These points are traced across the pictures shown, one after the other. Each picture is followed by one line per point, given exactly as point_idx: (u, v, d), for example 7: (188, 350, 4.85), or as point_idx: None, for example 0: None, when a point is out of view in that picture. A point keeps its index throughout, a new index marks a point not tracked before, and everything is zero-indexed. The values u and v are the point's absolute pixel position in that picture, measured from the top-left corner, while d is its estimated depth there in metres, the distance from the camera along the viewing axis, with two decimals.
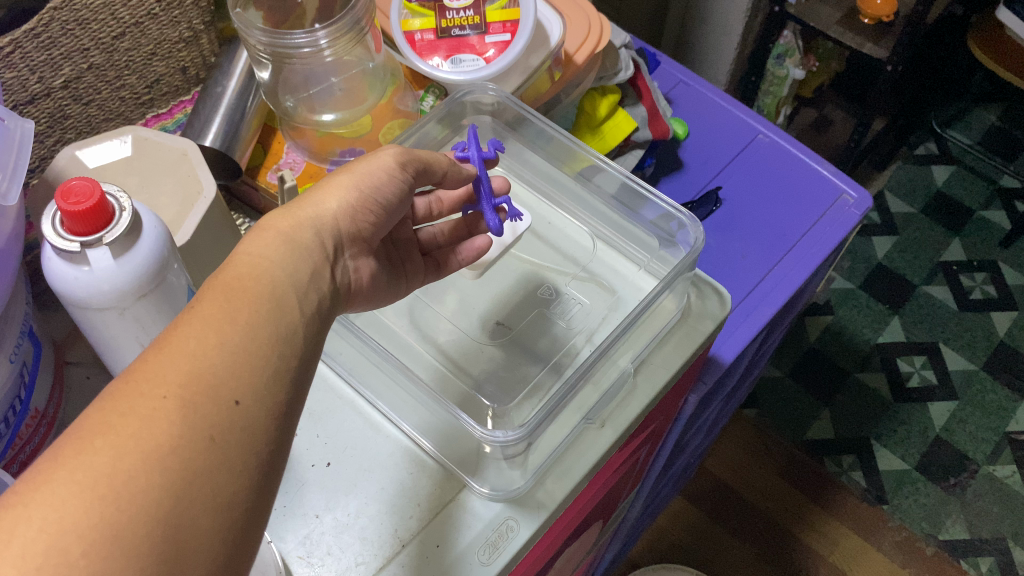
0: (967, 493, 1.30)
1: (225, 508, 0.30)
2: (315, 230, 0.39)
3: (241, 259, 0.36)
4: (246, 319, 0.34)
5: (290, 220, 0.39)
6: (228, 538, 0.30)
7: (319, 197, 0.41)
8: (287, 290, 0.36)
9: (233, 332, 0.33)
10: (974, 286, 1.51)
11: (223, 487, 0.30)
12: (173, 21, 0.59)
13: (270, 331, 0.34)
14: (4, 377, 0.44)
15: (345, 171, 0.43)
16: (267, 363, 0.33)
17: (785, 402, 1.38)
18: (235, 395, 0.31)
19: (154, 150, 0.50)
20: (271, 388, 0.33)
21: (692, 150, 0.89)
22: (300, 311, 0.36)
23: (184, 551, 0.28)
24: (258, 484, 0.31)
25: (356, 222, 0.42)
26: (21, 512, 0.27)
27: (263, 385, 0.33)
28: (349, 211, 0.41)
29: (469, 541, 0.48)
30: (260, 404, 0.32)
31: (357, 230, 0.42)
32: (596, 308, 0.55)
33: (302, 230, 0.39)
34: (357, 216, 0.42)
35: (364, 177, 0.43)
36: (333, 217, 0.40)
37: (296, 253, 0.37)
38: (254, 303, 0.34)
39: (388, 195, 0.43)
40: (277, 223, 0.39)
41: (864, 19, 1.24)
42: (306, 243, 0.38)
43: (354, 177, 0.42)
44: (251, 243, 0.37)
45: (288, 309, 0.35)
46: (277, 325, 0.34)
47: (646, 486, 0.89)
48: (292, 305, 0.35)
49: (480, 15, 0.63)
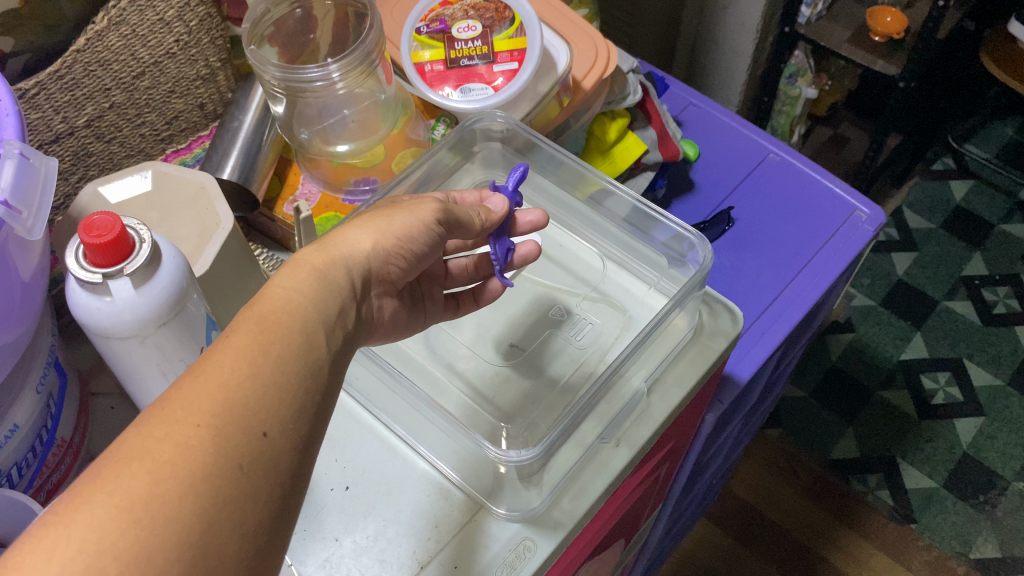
0: (997, 511, 1.28)
1: (250, 535, 0.31)
2: (347, 269, 0.41)
3: (273, 292, 0.37)
4: (278, 353, 0.34)
5: (325, 258, 0.40)
6: (251, 565, 0.31)
7: (354, 234, 0.42)
8: (317, 326, 0.37)
9: (265, 364, 0.34)
10: (997, 300, 1.49)
11: (249, 516, 0.31)
12: (190, 59, 0.61)
13: (299, 366, 0.35)
14: (30, 408, 0.45)
15: (386, 214, 0.44)
16: (294, 396, 0.34)
17: (808, 420, 1.38)
18: (263, 426, 0.32)
19: (173, 184, 0.50)
20: (296, 421, 0.34)
21: (703, 171, 0.90)
22: (327, 346, 0.37)
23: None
24: (280, 510, 0.32)
25: (386, 264, 0.43)
26: (60, 532, 0.28)
27: (291, 416, 0.34)
28: (381, 254, 0.43)
29: (487, 561, 0.48)
30: (287, 435, 0.33)
31: (386, 272, 0.43)
32: (608, 328, 0.56)
33: (335, 268, 0.40)
34: (388, 260, 0.43)
35: (402, 225, 0.44)
36: (365, 258, 0.42)
37: (326, 291, 0.38)
38: (286, 337, 0.35)
39: (422, 245, 0.45)
40: (312, 257, 0.40)
41: (875, 37, 1.27)
42: (336, 281, 0.39)
43: (391, 221, 0.44)
44: (285, 277, 0.38)
45: (317, 345, 0.36)
46: (305, 360, 0.35)
47: (668, 507, 0.89)
48: (321, 342, 0.37)
49: (488, 46, 0.65)
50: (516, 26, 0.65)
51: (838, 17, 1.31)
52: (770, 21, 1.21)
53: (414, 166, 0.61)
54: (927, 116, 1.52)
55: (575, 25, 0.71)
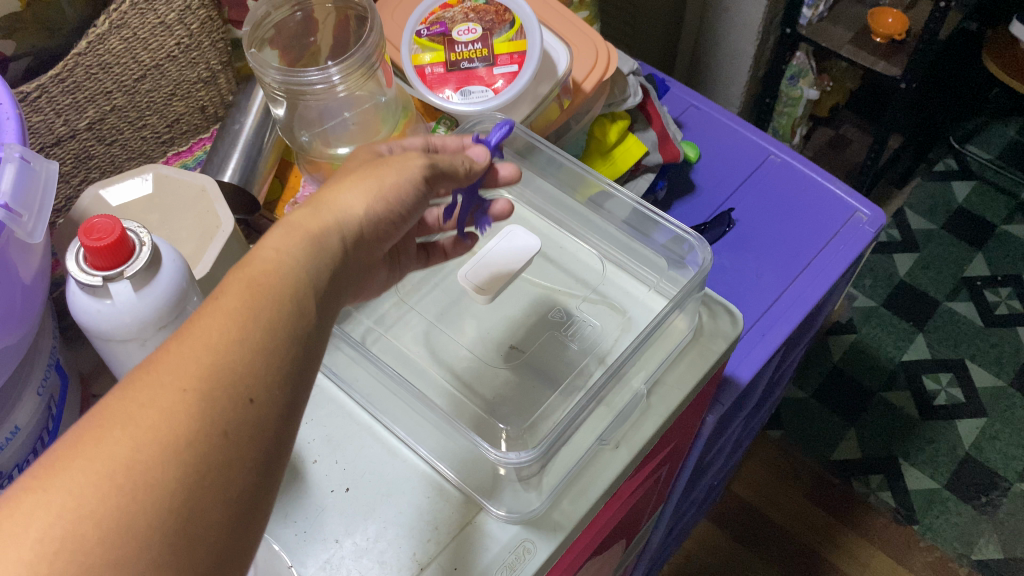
0: (999, 512, 1.28)
1: (233, 504, 0.30)
2: (340, 233, 0.38)
3: (265, 252, 0.35)
4: (268, 317, 0.33)
5: (317, 220, 0.38)
6: (234, 533, 0.30)
7: (344, 195, 0.40)
8: (308, 290, 0.35)
9: (254, 328, 0.32)
10: (999, 301, 1.49)
11: (232, 485, 0.30)
12: (191, 62, 0.61)
13: (288, 331, 0.33)
14: (31, 410, 0.45)
15: (374, 172, 0.42)
16: (281, 360, 0.33)
17: (810, 421, 1.38)
18: (250, 392, 0.31)
19: (174, 187, 0.51)
20: (284, 387, 0.32)
21: (703, 173, 0.90)
22: (316, 310, 0.35)
23: (190, 546, 0.28)
24: (263, 478, 0.31)
25: (379, 225, 0.41)
26: (40, 497, 0.27)
27: (278, 382, 0.32)
28: (374, 217, 0.40)
29: (487, 563, 0.48)
30: (273, 402, 0.32)
31: (377, 233, 0.41)
32: (608, 330, 0.56)
33: (328, 231, 0.38)
34: (380, 222, 0.41)
35: (393, 186, 0.42)
36: (357, 220, 0.40)
37: (318, 253, 0.36)
38: (276, 302, 0.33)
39: (412, 204, 0.43)
40: (304, 218, 0.38)
41: (876, 38, 1.27)
42: (328, 243, 0.37)
43: (381, 178, 0.42)
44: (276, 238, 0.36)
45: (307, 309, 0.35)
46: (294, 324, 0.34)
47: (668, 508, 0.89)
48: (311, 307, 0.35)
49: (488, 48, 0.65)
50: (516, 29, 0.65)
51: (839, 18, 1.31)
52: (771, 23, 1.21)
53: None
54: (928, 116, 1.52)
55: (575, 27, 0.71)
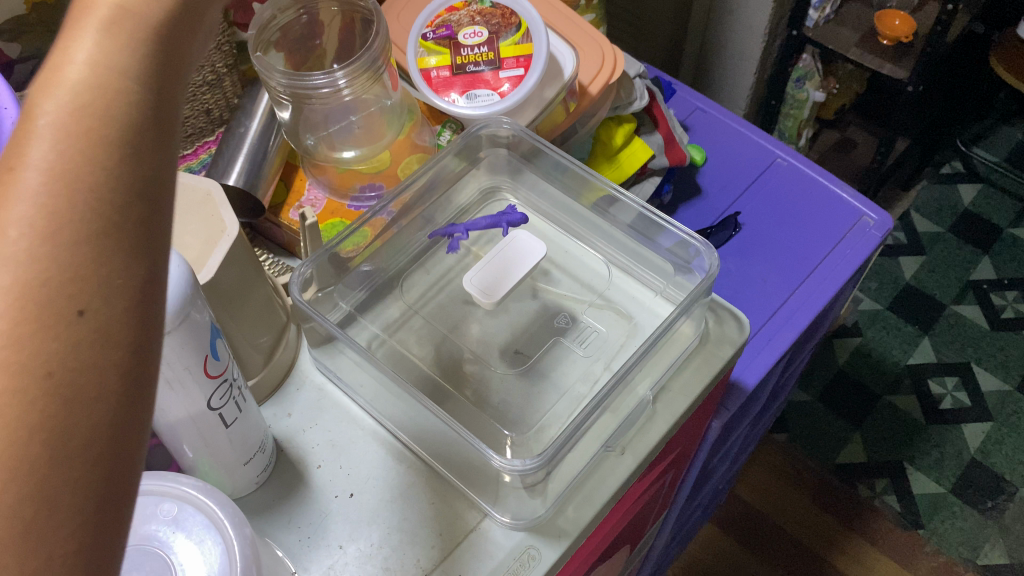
0: (1005, 517, 1.28)
1: (105, 462, 0.21)
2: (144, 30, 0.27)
3: (57, 91, 0.24)
4: (88, 178, 0.23)
5: (101, 15, 0.26)
6: (118, 492, 0.21)
7: None
8: (141, 130, 0.24)
9: (77, 202, 0.22)
10: (1005, 305, 1.49)
11: (95, 442, 0.21)
12: (197, 65, 0.61)
13: (117, 193, 0.23)
14: None
15: None
16: (120, 232, 0.23)
17: (815, 425, 1.37)
18: (80, 300, 0.21)
19: (179, 191, 0.50)
20: (130, 268, 0.23)
21: (710, 176, 0.89)
22: (160, 152, 0.25)
23: (61, 539, 0.20)
24: (137, 407, 0.22)
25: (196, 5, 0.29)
26: None
27: (122, 270, 0.22)
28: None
29: (491, 570, 0.48)
30: (114, 300, 0.22)
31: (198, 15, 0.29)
32: (614, 336, 0.55)
33: (129, 34, 0.26)
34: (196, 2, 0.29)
35: None
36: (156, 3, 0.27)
37: (128, 70, 0.25)
38: (94, 154, 0.23)
39: None
40: (88, 22, 0.26)
41: (883, 41, 1.26)
42: (135, 51, 0.26)
43: None
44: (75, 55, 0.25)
45: (141, 154, 0.24)
46: (129, 180, 0.24)
47: (673, 513, 0.88)
48: (149, 150, 0.24)
49: (494, 51, 0.65)
50: (522, 33, 0.65)
51: (847, 20, 1.30)
52: (777, 25, 1.21)
53: (420, 172, 0.60)
54: (934, 119, 1.52)
55: (582, 31, 0.71)
